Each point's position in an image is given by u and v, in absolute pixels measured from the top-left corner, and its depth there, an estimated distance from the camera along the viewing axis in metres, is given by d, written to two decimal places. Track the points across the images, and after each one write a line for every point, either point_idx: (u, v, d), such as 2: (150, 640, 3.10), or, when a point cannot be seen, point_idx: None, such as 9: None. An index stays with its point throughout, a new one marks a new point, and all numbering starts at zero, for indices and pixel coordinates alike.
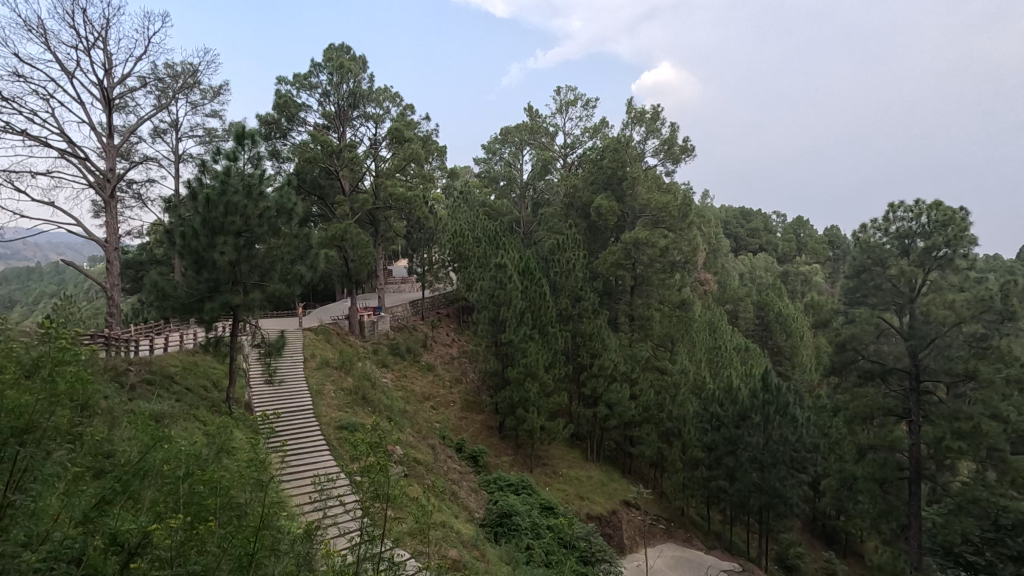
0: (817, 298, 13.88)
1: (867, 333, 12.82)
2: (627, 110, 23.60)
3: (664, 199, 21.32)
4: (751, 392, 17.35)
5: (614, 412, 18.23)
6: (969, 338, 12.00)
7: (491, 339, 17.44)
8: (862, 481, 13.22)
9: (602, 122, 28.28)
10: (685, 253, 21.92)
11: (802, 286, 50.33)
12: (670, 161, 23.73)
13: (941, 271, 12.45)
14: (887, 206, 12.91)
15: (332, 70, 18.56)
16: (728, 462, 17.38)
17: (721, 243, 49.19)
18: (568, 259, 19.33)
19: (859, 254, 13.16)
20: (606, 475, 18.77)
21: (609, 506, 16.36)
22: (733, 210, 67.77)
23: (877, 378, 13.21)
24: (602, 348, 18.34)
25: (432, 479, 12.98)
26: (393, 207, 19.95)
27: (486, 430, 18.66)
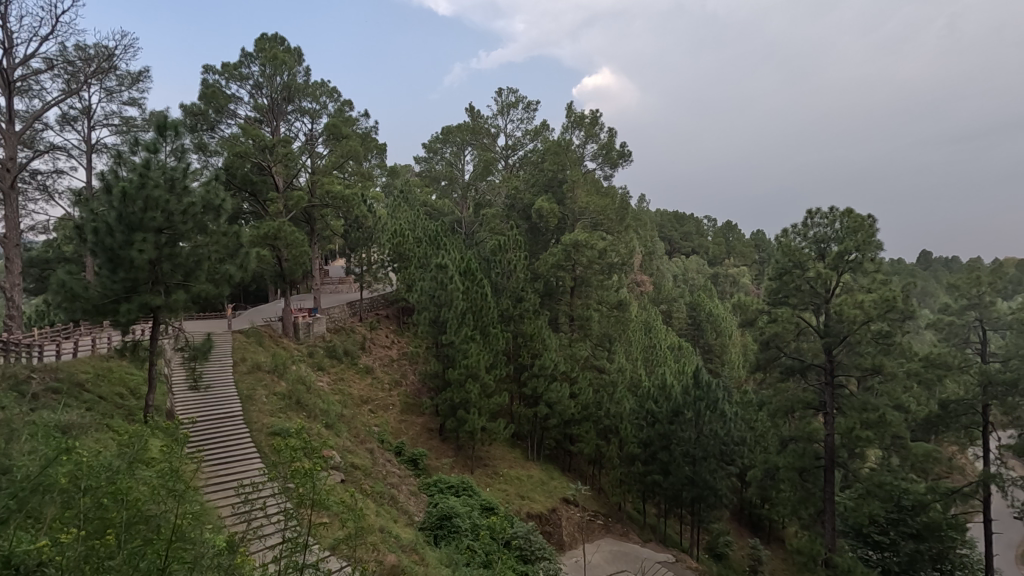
0: (743, 298, 14.62)
1: (788, 331, 13.66)
2: (567, 114, 24.00)
3: (602, 203, 21.87)
4: (683, 389, 18.10)
5: (555, 411, 18.46)
6: (876, 335, 13.03)
7: (432, 340, 17.24)
8: (783, 471, 14.07)
9: (543, 124, 28.61)
10: (622, 254, 22.50)
11: (731, 287, 53.10)
12: (609, 165, 24.34)
13: (853, 273, 13.42)
14: (806, 213, 13.78)
15: (264, 62, 17.76)
16: (662, 456, 18.07)
17: (656, 245, 51.10)
18: (510, 260, 19.42)
19: (781, 258, 13.97)
20: (546, 474, 18.99)
21: (548, 504, 16.52)
22: (668, 215, 70.50)
23: (796, 373, 14.09)
24: (542, 348, 18.54)
25: (369, 484, 12.67)
26: (330, 205, 19.39)
27: (426, 433, 18.45)
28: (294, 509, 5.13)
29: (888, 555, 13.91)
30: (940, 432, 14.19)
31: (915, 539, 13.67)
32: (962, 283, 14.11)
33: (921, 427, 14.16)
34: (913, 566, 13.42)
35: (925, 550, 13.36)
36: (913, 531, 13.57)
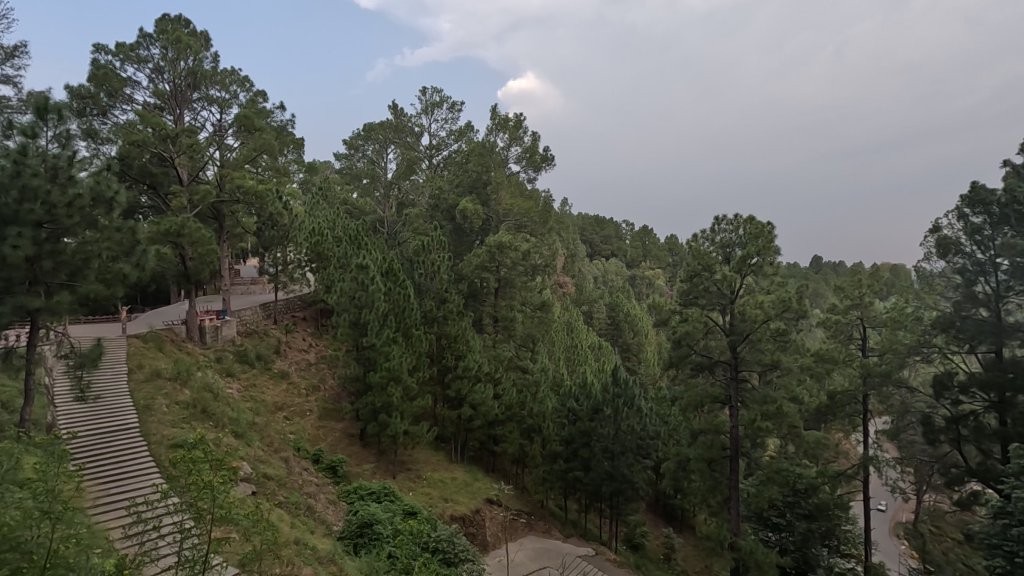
0: (657, 299, 15.32)
1: (697, 330, 14.55)
2: (491, 116, 24.10)
3: (526, 205, 22.11)
4: (603, 387, 18.71)
5: (479, 412, 18.44)
6: (774, 333, 14.08)
7: (352, 343, 16.70)
8: (693, 462, 14.92)
9: (468, 125, 28.54)
10: (545, 256, 22.87)
11: (647, 289, 55.61)
12: (532, 168, 24.70)
13: (755, 276, 14.41)
14: (714, 219, 14.64)
15: (166, 44, 16.42)
16: (583, 453, 18.59)
17: (578, 247, 52.59)
18: (433, 260, 19.13)
19: (691, 261, 14.74)
20: (470, 475, 18.92)
21: (472, 505, 16.47)
22: (589, 218, 72.76)
23: (705, 369, 14.93)
24: (466, 350, 18.44)
25: (284, 495, 12.08)
26: (241, 201, 18.29)
27: (346, 439, 17.83)
28: (194, 515, 4.82)
29: (784, 536, 15.12)
30: (829, 421, 15.52)
31: (808, 519, 14.97)
32: (847, 285, 15.65)
33: (813, 416, 15.51)
34: (806, 544, 14.71)
35: (816, 528, 14.72)
36: (806, 512, 14.87)
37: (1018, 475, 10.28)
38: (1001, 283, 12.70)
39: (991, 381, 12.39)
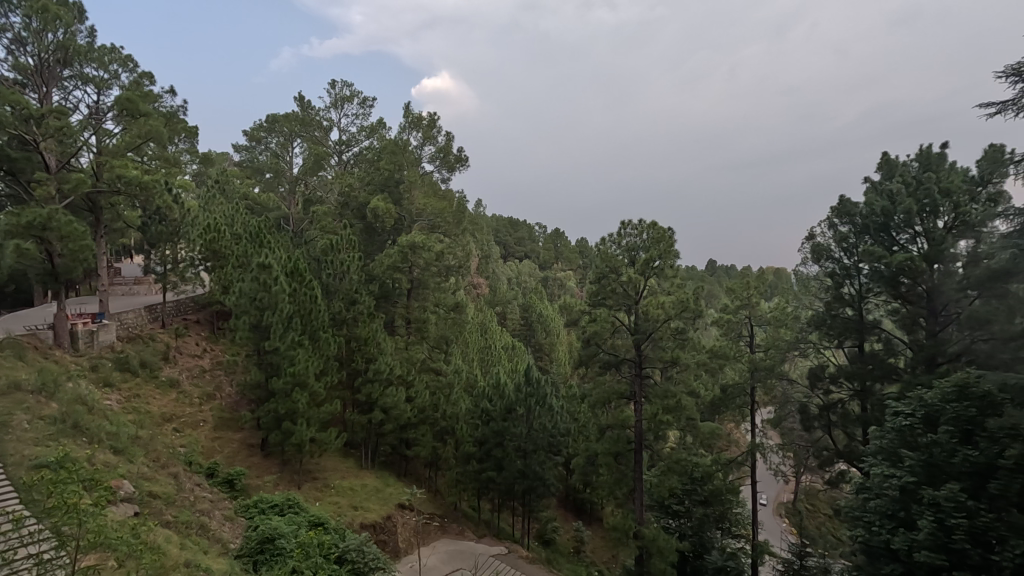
0: (568, 300, 15.76)
1: (605, 330, 15.17)
2: (404, 114, 23.63)
3: (440, 205, 21.81)
4: (516, 386, 18.96)
5: (390, 416, 17.96)
6: (674, 332, 14.96)
7: (253, 347, 15.68)
8: (601, 456, 15.53)
9: (380, 122, 27.78)
10: (459, 258, 22.77)
11: (559, 291, 57.23)
12: (446, 169, 24.52)
13: (658, 278, 15.23)
14: (620, 224, 15.30)
15: (29, 13, 14.53)
16: (496, 453, 18.79)
17: (492, 248, 52.99)
18: (342, 261, 18.42)
19: (600, 263, 15.30)
20: (381, 481, 18.41)
21: (383, 512, 16.03)
22: (503, 221, 73.65)
23: (612, 367, 15.55)
24: (377, 353, 17.89)
25: (173, 514, 11.09)
26: (122, 193, 16.60)
27: (246, 450, 16.70)
28: (55, 542, 4.36)
29: (683, 521, 16.12)
30: (722, 412, 16.76)
31: (703, 504, 16.09)
32: (738, 286, 16.98)
33: (709, 408, 16.68)
34: (702, 528, 15.82)
35: (710, 512, 15.85)
36: (702, 498, 15.98)
37: (875, 454, 11.68)
38: (862, 285, 14.37)
39: (855, 372, 13.98)
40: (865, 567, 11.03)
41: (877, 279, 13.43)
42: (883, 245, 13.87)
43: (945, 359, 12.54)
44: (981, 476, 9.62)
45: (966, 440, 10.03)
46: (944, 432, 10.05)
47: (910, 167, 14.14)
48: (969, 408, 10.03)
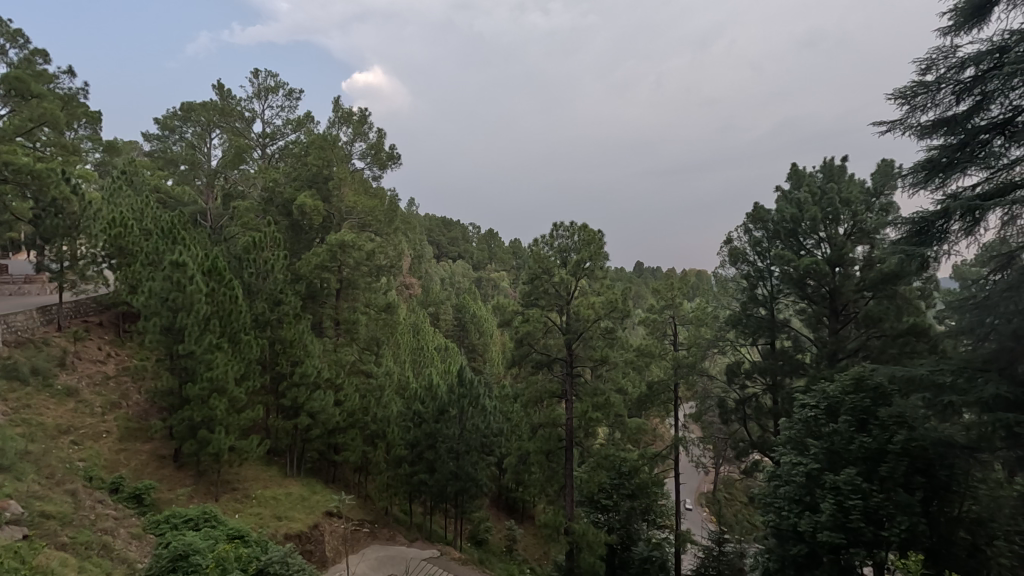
0: (501, 300, 15.83)
1: (537, 330, 15.36)
2: (333, 108, 22.82)
3: (371, 203, 21.21)
4: (448, 387, 18.86)
5: (317, 421, 17.29)
6: (604, 331, 15.39)
7: (164, 351, 14.60)
8: (533, 455, 15.73)
9: (307, 115, 26.67)
10: (391, 257, 22.24)
11: (492, 291, 57.36)
12: (377, 166, 23.91)
13: (588, 279, 15.60)
14: (552, 226, 15.55)
15: None
16: (428, 455, 18.61)
17: (424, 248, 52.39)
18: (266, 259, 17.51)
19: (532, 264, 15.47)
20: (307, 489, 17.68)
21: (309, 521, 15.41)
22: (436, 220, 73.00)
23: (544, 366, 15.77)
24: (304, 355, 17.17)
25: (70, 535, 10.13)
26: (10, 181, 14.97)
27: (156, 461, 15.53)
28: None
29: (611, 516, 16.67)
30: (648, 407, 17.42)
31: (630, 497, 16.71)
32: (663, 288, 17.77)
33: (636, 405, 17.28)
34: (629, 520, 16.43)
35: (637, 505, 16.48)
36: (629, 492, 16.56)
37: (785, 444, 12.56)
38: (774, 287, 15.45)
39: (768, 367, 14.99)
40: (775, 549, 11.84)
41: (787, 281, 14.43)
42: (792, 249, 14.90)
43: (845, 354, 13.69)
44: (873, 461, 10.59)
45: (861, 428, 11.01)
46: (843, 421, 10.97)
47: (815, 178, 15.33)
48: (863, 399, 11.07)
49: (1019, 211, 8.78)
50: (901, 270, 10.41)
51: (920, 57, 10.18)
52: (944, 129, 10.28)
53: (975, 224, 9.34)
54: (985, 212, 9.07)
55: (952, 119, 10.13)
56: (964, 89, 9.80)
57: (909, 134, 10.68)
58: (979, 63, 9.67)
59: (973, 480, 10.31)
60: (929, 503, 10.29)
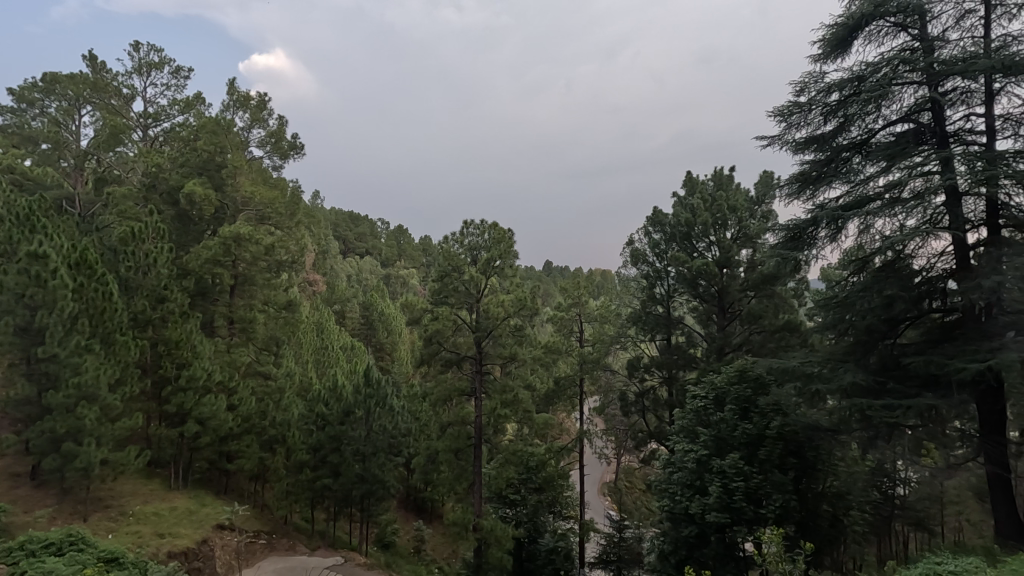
0: (410, 298, 15.55)
1: (447, 328, 15.23)
2: (228, 91, 21.18)
3: (270, 194, 19.94)
4: (354, 388, 18.29)
5: (207, 428, 15.99)
6: (513, 329, 15.61)
7: (19, 354, 12.78)
8: (441, 454, 15.56)
9: (197, 96, 24.54)
10: (292, 252, 21.02)
11: (402, 289, 56.18)
12: (278, 155, 22.53)
13: (498, 278, 15.73)
14: (462, 223, 15.49)
15: None
16: (332, 459, 17.93)
17: (329, 244, 50.24)
18: (147, 252, 15.87)
19: (442, 262, 15.30)
20: (195, 501, 16.31)
21: (197, 536, 14.21)
22: (343, 215, 70.26)
23: (454, 365, 15.74)
24: (192, 357, 15.80)
25: None
26: None
27: (7, 481, 13.58)
28: None
29: (519, 510, 16.99)
30: (555, 403, 17.89)
31: (537, 491, 17.12)
32: (570, 287, 18.42)
33: (543, 400, 17.70)
34: (536, 513, 16.84)
35: (543, 498, 16.92)
36: (536, 486, 16.98)
37: (678, 433, 13.43)
38: (669, 287, 16.45)
39: (664, 362, 15.97)
40: (670, 532, 12.64)
41: (682, 281, 15.47)
42: (686, 251, 15.91)
43: (730, 349, 14.92)
44: (753, 445, 11.63)
45: (744, 416, 12.03)
46: (728, 410, 11.93)
47: (707, 185, 16.52)
48: (745, 389, 12.10)
49: (872, 221, 10.03)
50: (779, 271, 11.51)
51: (795, 80, 11.30)
52: (814, 146, 11.50)
53: (838, 232, 10.54)
54: (846, 221, 10.28)
55: (820, 138, 11.35)
56: (830, 112, 11.00)
57: (786, 148, 11.82)
58: (842, 89, 10.89)
59: (834, 459, 11.64)
60: (799, 481, 11.49)
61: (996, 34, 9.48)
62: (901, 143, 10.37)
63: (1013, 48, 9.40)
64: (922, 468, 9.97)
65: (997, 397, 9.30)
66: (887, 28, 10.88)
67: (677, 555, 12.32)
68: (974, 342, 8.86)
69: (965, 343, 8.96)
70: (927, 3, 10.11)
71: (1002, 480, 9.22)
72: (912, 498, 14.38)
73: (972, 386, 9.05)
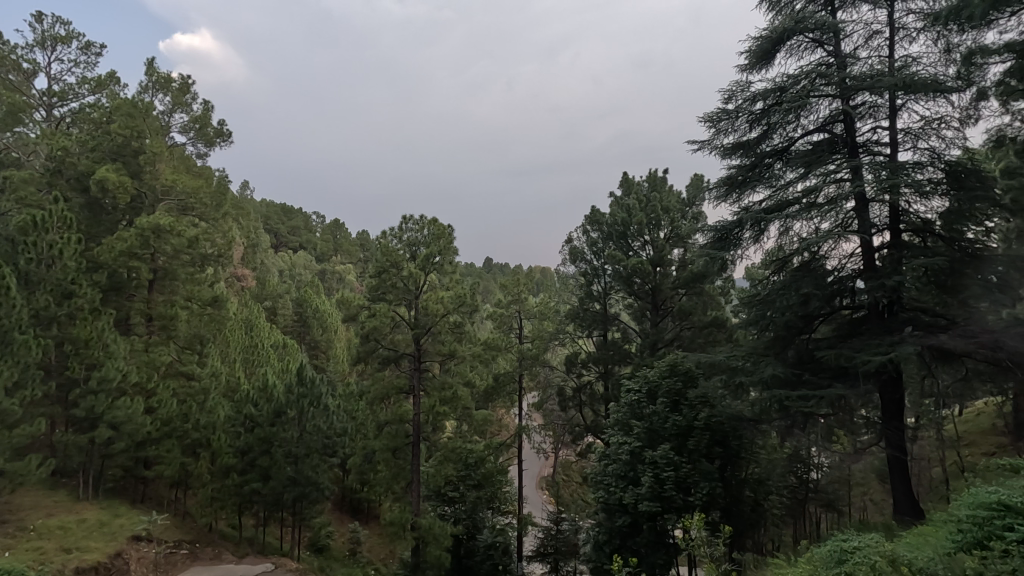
0: (346, 294, 15.12)
1: (385, 325, 14.91)
2: (147, 71, 19.74)
3: (194, 183, 18.73)
4: (286, 388, 17.68)
5: (122, 433, 14.88)
6: (452, 325, 15.54)
7: None
8: (379, 453, 15.25)
9: (110, 75, 22.69)
10: (218, 244, 19.87)
11: (338, 284, 54.52)
12: (203, 142, 21.24)
13: (437, 274, 15.58)
14: (401, 218, 15.21)
15: None
16: (262, 462, 17.22)
17: (260, 237, 47.96)
18: (53, 243, 14.44)
19: (380, 258, 14.95)
20: (107, 512, 15.16)
21: (110, 549, 13.21)
22: (274, 207, 67.28)
23: (392, 362, 15.46)
24: (105, 357, 14.62)
25: None
26: None
27: None
28: None
29: (457, 506, 16.92)
30: (494, 399, 17.96)
31: (476, 488, 17.14)
32: (510, 284, 18.60)
33: (483, 397, 17.73)
34: (474, 510, 16.81)
35: (482, 495, 16.95)
36: (475, 482, 16.99)
37: (614, 426, 13.83)
38: (606, 284, 16.94)
39: (601, 357, 16.39)
40: (605, 522, 13.02)
41: (618, 279, 15.94)
42: (622, 250, 16.40)
43: (663, 344, 15.54)
44: (683, 436, 12.18)
45: (674, 408, 12.57)
46: (660, 403, 12.44)
47: (642, 186, 17.08)
48: (676, 382, 12.66)
49: (791, 224, 10.72)
50: (707, 270, 12.08)
51: (724, 88, 11.88)
52: (739, 151, 12.14)
53: (761, 233, 11.18)
54: (768, 224, 10.92)
55: (746, 144, 12.00)
56: (756, 120, 11.64)
57: (715, 153, 12.40)
58: (766, 99, 11.56)
59: (755, 447, 12.37)
60: (724, 469, 12.14)
61: (900, 55, 10.37)
62: (818, 152, 11.14)
63: (913, 69, 10.31)
64: (832, 453, 10.76)
65: (896, 386, 10.19)
66: (806, 44, 11.66)
67: (612, 545, 12.71)
68: (878, 337, 9.66)
69: (870, 338, 9.75)
70: (841, 23, 10.91)
71: (900, 462, 10.11)
72: (824, 481, 15.52)
73: (876, 376, 9.87)
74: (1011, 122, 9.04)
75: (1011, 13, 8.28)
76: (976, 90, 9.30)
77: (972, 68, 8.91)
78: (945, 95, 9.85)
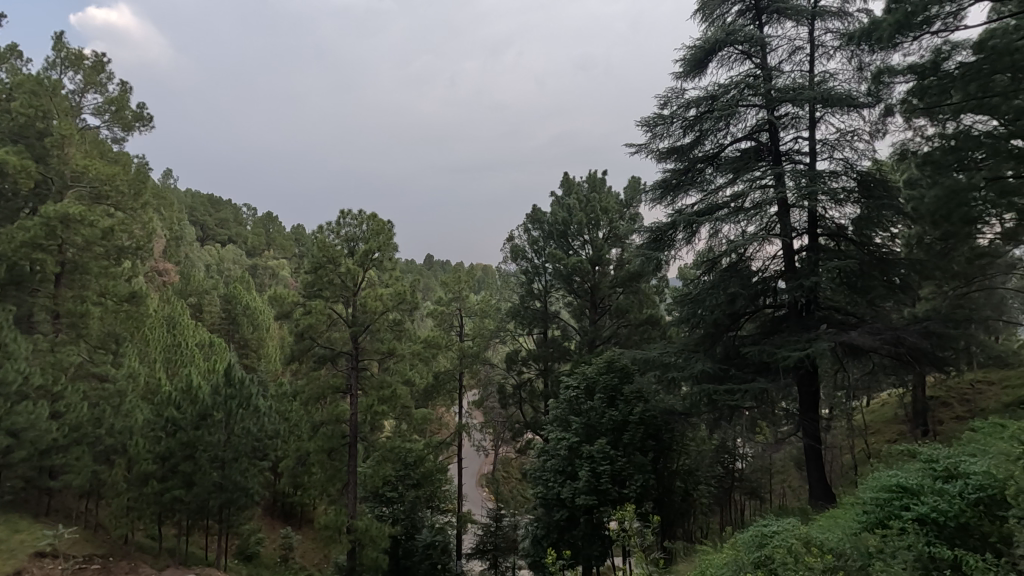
0: (279, 291, 14.49)
1: (321, 322, 14.38)
2: (55, 46, 18.09)
3: (109, 170, 17.26)
4: (212, 388, 16.93)
5: (23, 441, 13.58)
6: (391, 323, 15.27)
7: None
8: (313, 454, 14.75)
9: (11, 49, 20.63)
10: (136, 236, 18.28)
11: (270, 280, 52.24)
12: (119, 126, 19.69)
13: (377, 271, 15.24)
14: (339, 213, 14.76)
15: None
16: (185, 468, 16.32)
17: (183, 229, 45.12)
18: None
19: (316, 253, 14.37)
20: (5, 527, 13.84)
21: (8, 569, 12.07)
22: (200, 198, 63.53)
23: (328, 361, 14.98)
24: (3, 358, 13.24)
25: None
26: None
27: None
28: None
29: (395, 507, 16.65)
30: (434, 398, 17.84)
31: (416, 487, 16.94)
32: (451, 281, 18.52)
33: (423, 395, 17.56)
34: (413, 509, 16.62)
35: (421, 494, 16.79)
36: (414, 482, 16.83)
37: (553, 422, 14.03)
38: (547, 282, 17.16)
39: (541, 355, 16.61)
40: (543, 517, 13.24)
41: (558, 278, 16.22)
42: (562, 249, 16.68)
43: (600, 341, 15.99)
44: (618, 430, 12.54)
45: (610, 403, 12.95)
46: (597, 399, 12.78)
47: (582, 187, 17.41)
48: (612, 378, 13.06)
49: (720, 226, 11.25)
50: (643, 269, 12.50)
51: (660, 95, 12.30)
52: (673, 156, 12.62)
53: (693, 235, 11.68)
54: (699, 226, 11.42)
55: (680, 149, 12.49)
56: (689, 126, 12.13)
57: (651, 157, 12.82)
58: (698, 107, 12.06)
59: (686, 440, 12.93)
60: (656, 461, 12.62)
61: (819, 70, 11.09)
62: (745, 159, 11.75)
63: (830, 84, 11.06)
64: (755, 444, 11.40)
65: (812, 380, 10.94)
66: (736, 55, 12.26)
67: (549, 538, 12.95)
68: (796, 334, 10.31)
69: (789, 335, 10.38)
70: (767, 37, 11.54)
71: (814, 450, 10.86)
72: (747, 470, 16.45)
73: (794, 370, 10.54)
74: (913, 137, 9.86)
75: (914, 37, 9.02)
76: (884, 106, 10.08)
77: (880, 86, 9.67)
78: (857, 110, 10.63)
